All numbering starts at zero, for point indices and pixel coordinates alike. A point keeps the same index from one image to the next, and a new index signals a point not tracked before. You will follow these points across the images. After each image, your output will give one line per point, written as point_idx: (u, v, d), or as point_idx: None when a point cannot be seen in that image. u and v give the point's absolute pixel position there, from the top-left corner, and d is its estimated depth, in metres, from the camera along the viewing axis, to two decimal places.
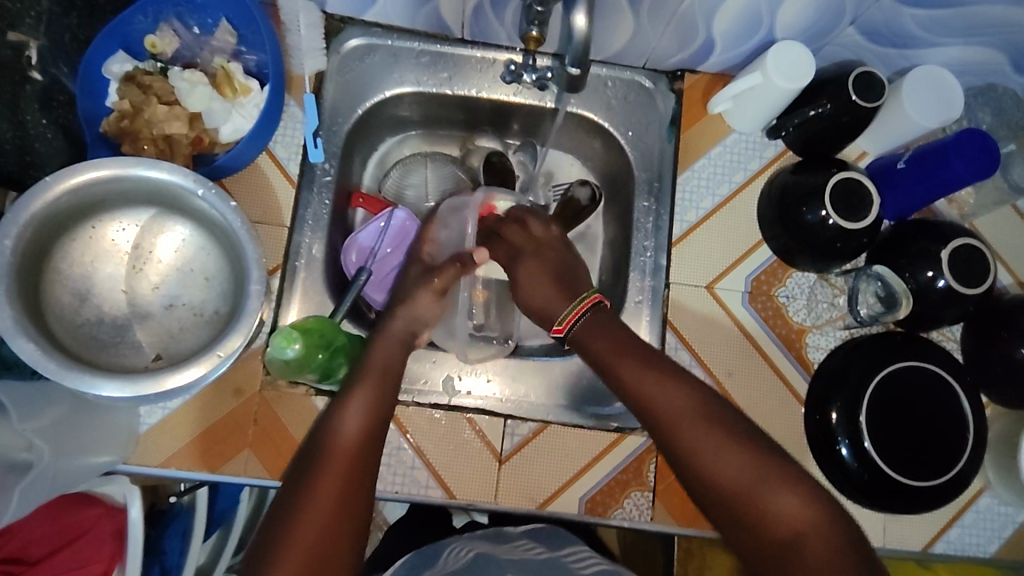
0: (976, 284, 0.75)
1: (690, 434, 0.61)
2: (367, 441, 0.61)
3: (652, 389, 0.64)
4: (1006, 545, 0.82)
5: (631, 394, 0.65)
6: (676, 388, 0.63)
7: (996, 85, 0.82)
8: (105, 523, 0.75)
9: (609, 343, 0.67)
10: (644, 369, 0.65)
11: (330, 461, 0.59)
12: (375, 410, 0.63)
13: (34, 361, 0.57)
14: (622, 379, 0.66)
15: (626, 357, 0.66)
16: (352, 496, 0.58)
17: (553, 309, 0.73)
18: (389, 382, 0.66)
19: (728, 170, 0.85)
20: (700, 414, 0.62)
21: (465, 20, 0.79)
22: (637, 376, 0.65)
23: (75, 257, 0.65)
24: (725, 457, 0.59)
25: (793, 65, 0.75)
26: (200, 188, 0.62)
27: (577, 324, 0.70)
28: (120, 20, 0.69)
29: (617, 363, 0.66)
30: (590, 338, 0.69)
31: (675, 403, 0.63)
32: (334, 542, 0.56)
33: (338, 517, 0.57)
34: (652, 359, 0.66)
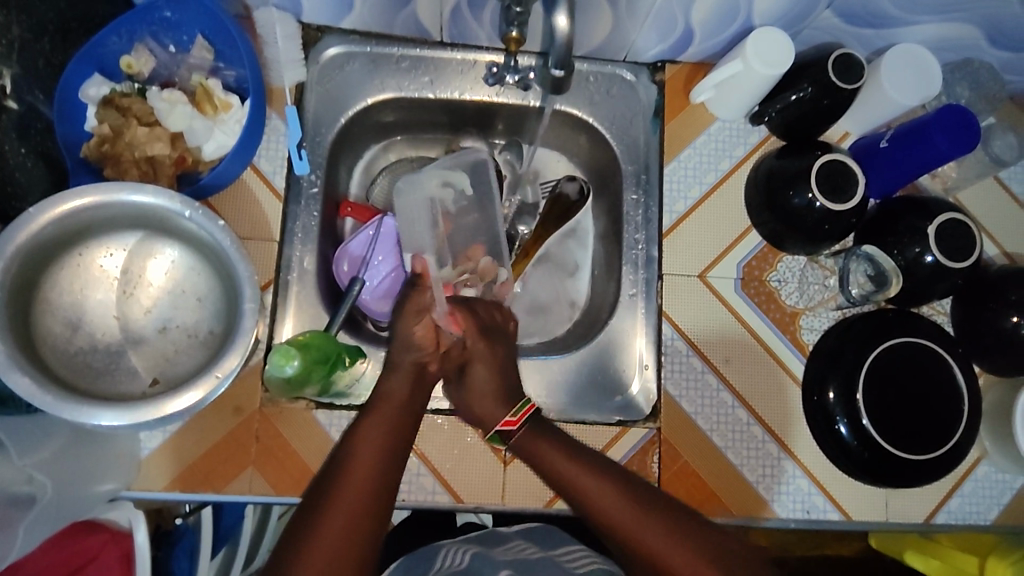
0: (963, 258, 0.76)
1: (639, 536, 0.59)
2: (403, 418, 0.65)
3: (596, 496, 0.62)
4: (1006, 512, 0.83)
5: (581, 507, 0.62)
6: (629, 500, 0.61)
7: (972, 60, 0.82)
8: (112, 548, 0.75)
9: (553, 453, 0.65)
10: (594, 477, 0.63)
11: (351, 477, 0.58)
12: (393, 432, 0.63)
13: (30, 396, 0.56)
14: (576, 494, 0.62)
15: (570, 462, 0.64)
16: (369, 521, 0.56)
17: (495, 417, 0.69)
18: (405, 412, 0.65)
19: (713, 158, 0.86)
20: (653, 518, 0.60)
21: (444, 23, 0.79)
22: (587, 484, 0.62)
23: (64, 286, 0.64)
24: (682, 563, 0.57)
25: (772, 51, 0.75)
26: (187, 209, 0.62)
27: (519, 432, 0.67)
28: (94, 42, 0.68)
29: (563, 469, 0.64)
30: (538, 451, 0.65)
31: (631, 520, 0.60)
32: (375, 509, 0.57)
33: (377, 483, 0.59)
34: (597, 462, 0.64)
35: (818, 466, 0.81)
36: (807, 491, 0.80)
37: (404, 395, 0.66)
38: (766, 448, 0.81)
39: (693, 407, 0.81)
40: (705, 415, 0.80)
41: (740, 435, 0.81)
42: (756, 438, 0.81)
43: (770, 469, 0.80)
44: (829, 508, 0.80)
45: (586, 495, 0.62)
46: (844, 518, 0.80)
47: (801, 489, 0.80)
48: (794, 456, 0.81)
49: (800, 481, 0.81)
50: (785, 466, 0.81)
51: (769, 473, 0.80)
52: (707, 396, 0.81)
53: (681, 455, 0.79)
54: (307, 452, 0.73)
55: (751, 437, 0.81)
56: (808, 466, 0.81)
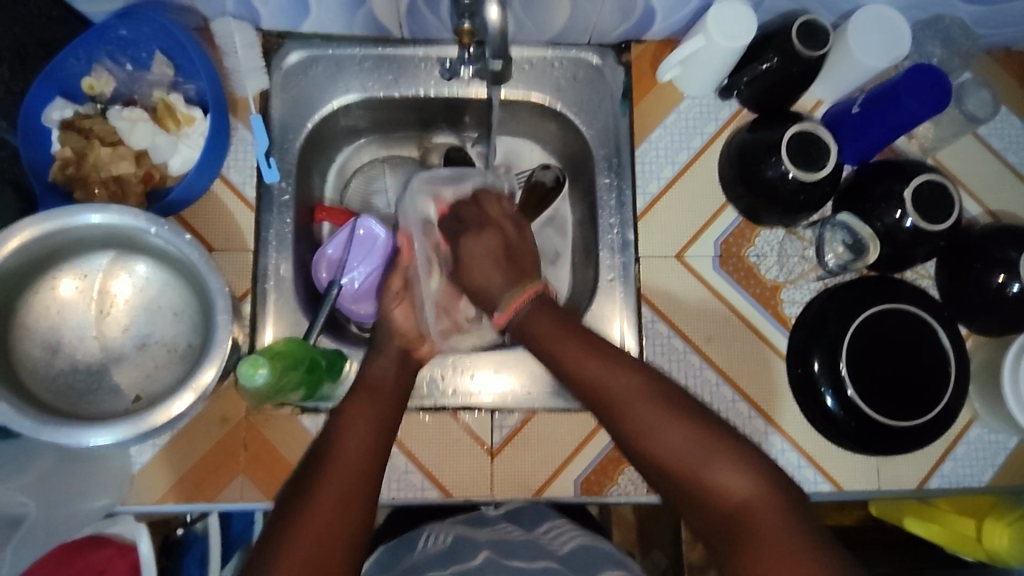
0: (942, 219, 0.75)
1: (628, 408, 0.59)
2: (389, 412, 0.65)
3: (598, 378, 0.61)
4: (1002, 472, 0.82)
5: (582, 387, 0.62)
6: (624, 378, 0.60)
7: (944, 17, 0.80)
8: (119, 562, 0.77)
9: (553, 330, 0.64)
10: (591, 354, 0.62)
11: (334, 463, 0.58)
12: (381, 423, 0.63)
13: (8, 420, 0.57)
14: (573, 372, 0.62)
15: (572, 341, 0.63)
16: (353, 492, 0.57)
17: (496, 300, 0.70)
18: (391, 403, 0.66)
19: (684, 136, 0.85)
20: (645, 395, 0.59)
21: (402, 19, 0.78)
22: (583, 363, 0.62)
23: (41, 310, 0.65)
24: (669, 438, 0.57)
25: (733, 25, 0.74)
26: (153, 226, 0.62)
27: (519, 315, 0.67)
28: (53, 66, 0.69)
29: (558, 345, 0.63)
30: (536, 330, 0.65)
31: (623, 393, 0.60)
32: (363, 479, 0.58)
33: (364, 467, 0.59)
34: (608, 352, 0.62)
35: (805, 438, 0.81)
36: (797, 465, 0.80)
37: (389, 388, 0.67)
38: (753, 424, 0.80)
39: None
40: (690, 395, 0.80)
41: (727, 412, 0.80)
42: (742, 415, 0.81)
43: (760, 445, 0.80)
44: (820, 481, 0.80)
45: (585, 373, 0.62)
46: (835, 489, 0.80)
47: (791, 464, 0.80)
48: (784, 432, 0.81)
49: (791, 455, 0.80)
50: (773, 441, 0.80)
51: (759, 449, 0.80)
52: (691, 376, 0.81)
53: None
54: (294, 457, 0.74)
55: (738, 414, 0.81)
56: (798, 441, 0.81)
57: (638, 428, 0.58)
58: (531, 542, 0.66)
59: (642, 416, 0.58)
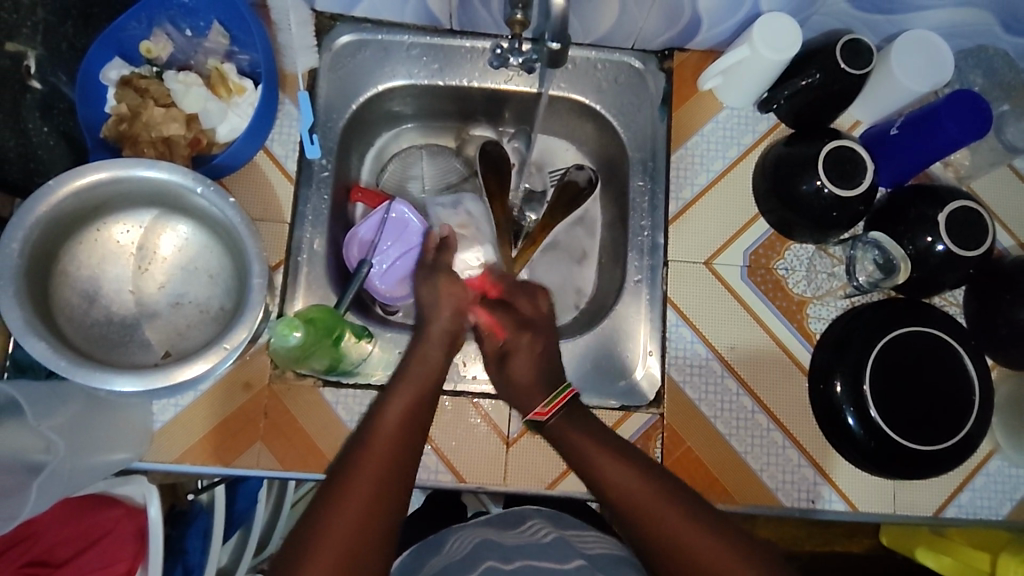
0: (976, 247, 0.75)
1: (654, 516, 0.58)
2: (427, 391, 0.66)
3: (621, 485, 0.61)
4: (1019, 507, 0.81)
5: (604, 493, 0.62)
6: (652, 485, 0.60)
7: (987, 47, 0.81)
8: (125, 525, 0.75)
9: (584, 437, 0.65)
10: (620, 462, 0.62)
11: (372, 449, 0.59)
12: (417, 403, 0.65)
13: (45, 359, 0.58)
14: (597, 477, 0.62)
15: (601, 447, 0.64)
16: (390, 485, 0.57)
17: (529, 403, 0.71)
18: (431, 384, 0.67)
19: (721, 146, 0.86)
20: (671, 500, 0.59)
21: (453, 11, 0.80)
22: (611, 469, 0.62)
23: (82, 259, 0.67)
24: (700, 546, 0.56)
25: (778, 36, 0.75)
26: (199, 186, 0.63)
27: (552, 420, 0.68)
28: (115, 26, 0.71)
29: (590, 451, 0.64)
30: (571, 434, 0.66)
31: (655, 501, 0.59)
32: (400, 468, 0.59)
33: (401, 454, 0.60)
34: (636, 459, 0.63)
35: (823, 454, 0.80)
36: (813, 481, 0.80)
37: (432, 366, 0.68)
38: (771, 437, 0.80)
39: (697, 393, 0.80)
40: (709, 402, 0.80)
41: (745, 422, 0.80)
42: (760, 427, 0.80)
43: (777, 458, 0.80)
44: (835, 499, 0.80)
45: (608, 477, 0.62)
46: (850, 508, 0.80)
47: (807, 480, 0.80)
48: (802, 447, 0.80)
49: (807, 471, 0.80)
50: (791, 455, 0.80)
51: (776, 463, 0.80)
52: (711, 384, 0.81)
53: (685, 440, 0.79)
54: (312, 427, 0.75)
55: (756, 425, 0.80)
56: (813, 455, 0.80)
57: (671, 543, 0.57)
58: (561, 544, 0.66)
59: (669, 522, 0.58)
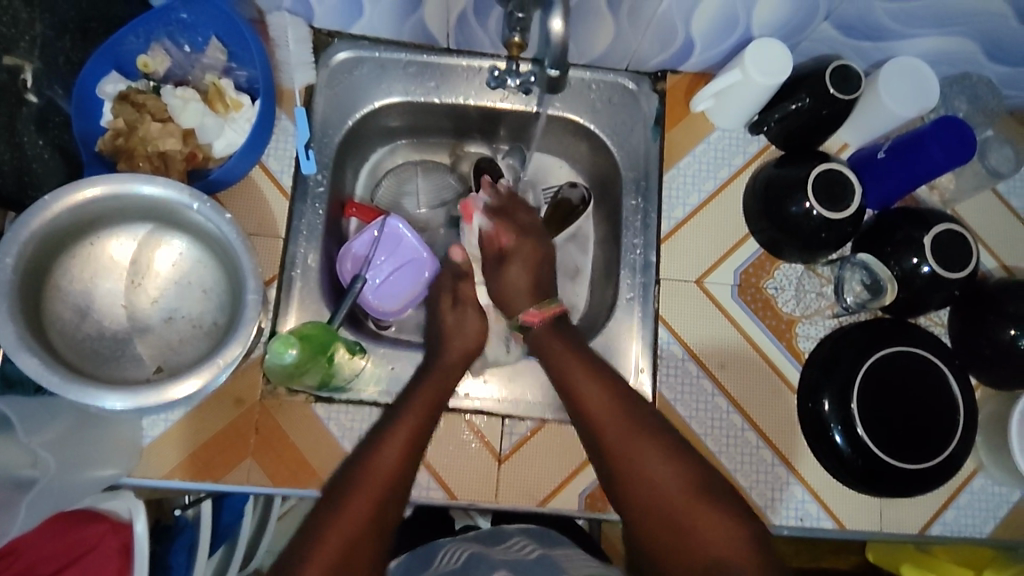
0: (959, 268, 0.76)
1: (627, 448, 0.64)
2: (430, 416, 0.68)
3: (600, 410, 0.67)
4: (1002, 526, 0.82)
5: (585, 426, 0.67)
6: (627, 416, 0.66)
7: (971, 74, 0.83)
8: (111, 540, 0.72)
9: (566, 356, 0.71)
10: (596, 382, 0.68)
11: (370, 472, 0.62)
12: (421, 430, 0.66)
13: (36, 375, 0.58)
14: (579, 405, 0.68)
15: (584, 366, 0.70)
16: (384, 509, 0.60)
17: (520, 305, 0.78)
18: (434, 410, 0.69)
19: (712, 166, 0.87)
20: (644, 432, 0.64)
21: (450, 29, 0.81)
22: (589, 385, 0.68)
23: (74, 273, 0.66)
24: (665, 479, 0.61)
25: (770, 62, 0.77)
26: (195, 202, 0.64)
27: (540, 328, 0.74)
28: (112, 41, 0.71)
29: (571, 365, 0.70)
30: (551, 346, 0.73)
31: (621, 427, 0.65)
32: (396, 491, 0.62)
33: (398, 478, 0.62)
34: (614, 389, 0.68)
35: (810, 473, 0.81)
36: (801, 498, 0.81)
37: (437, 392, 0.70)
38: (760, 454, 0.81)
39: (687, 410, 0.81)
40: (699, 419, 0.81)
41: (734, 440, 0.81)
42: (750, 444, 0.81)
43: (765, 475, 0.81)
44: (822, 517, 0.80)
45: (589, 404, 0.67)
46: (837, 526, 0.80)
47: (795, 497, 0.80)
48: (790, 465, 0.81)
49: (795, 488, 0.81)
50: (779, 472, 0.81)
51: (764, 480, 0.80)
52: (701, 401, 0.81)
53: None
54: (303, 442, 0.74)
55: (745, 443, 0.81)
56: (802, 473, 0.81)
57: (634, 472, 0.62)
58: (544, 559, 0.67)
59: (642, 454, 0.63)
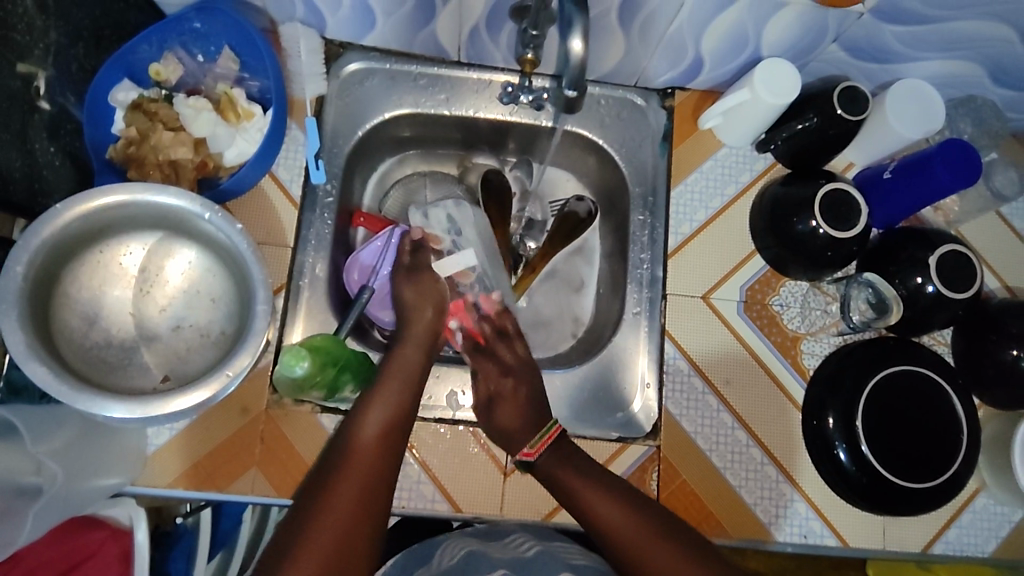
0: (965, 289, 0.77)
1: (647, 552, 0.62)
2: (401, 393, 0.69)
3: (607, 515, 0.66)
4: (1003, 545, 0.83)
5: (594, 528, 0.66)
6: (636, 517, 0.65)
7: (976, 97, 0.84)
8: (111, 546, 0.72)
9: (574, 480, 0.70)
10: (604, 495, 0.68)
11: (351, 463, 0.62)
12: (396, 412, 0.67)
13: (46, 384, 0.57)
14: (587, 514, 0.67)
15: (590, 485, 0.69)
16: (369, 500, 0.60)
17: (516, 444, 0.74)
18: (407, 389, 0.70)
19: (719, 183, 0.88)
20: (657, 532, 0.64)
21: (461, 43, 0.81)
22: (598, 502, 0.67)
23: (83, 280, 0.66)
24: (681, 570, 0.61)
25: (777, 81, 0.77)
26: (207, 212, 0.63)
27: (540, 460, 0.73)
28: (125, 49, 0.71)
29: (579, 490, 0.69)
30: (559, 477, 0.71)
31: (637, 532, 0.64)
32: (378, 479, 0.62)
33: (380, 468, 0.63)
34: (622, 496, 0.68)
35: (815, 490, 0.81)
36: (805, 515, 0.81)
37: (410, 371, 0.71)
38: (764, 470, 0.81)
39: (692, 426, 0.81)
40: (704, 435, 0.81)
41: (738, 456, 0.81)
42: (754, 460, 0.81)
43: (769, 492, 0.81)
44: (826, 534, 0.81)
45: (597, 512, 0.67)
46: (840, 544, 0.81)
47: (798, 514, 0.81)
48: (793, 481, 0.81)
49: (799, 506, 0.81)
50: (783, 489, 0.81)
51: (768, 496, 0.80)
52: (706, 417, 0.82)
53: (681, 473, 0.80)
54: (308, 452, 0.74)
55: (749, 459, 0.81)
56: (806, 490, 0.81)
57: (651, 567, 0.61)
58: (543, 556, 0.66)
59: (657, 552, 0.62)
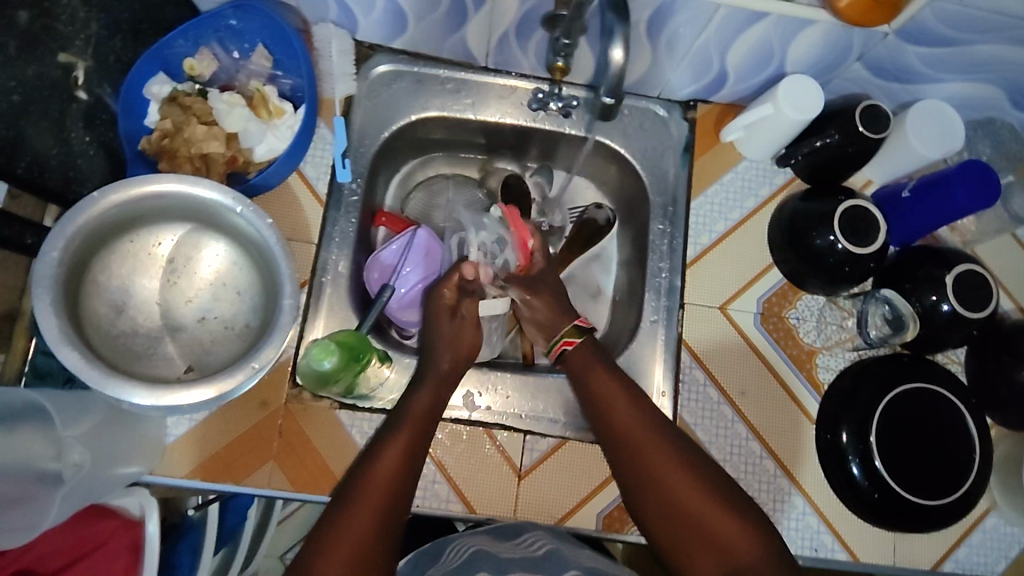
0: (980, 309, 0.78)
1: (655, 461, 0.66)
2: (429, 415, 0.68)
3: (626, 422, 0.68)
4: (1013, 565, 0.83)
5: (608, 430, 0.69)
6: (650, 427, 0.68)
7: (995, 120, 0.86)
8: (122, 536, 0.70)
9: (600, 385, 0.71)
10: (626, 401, 0.70)
11: (372, 474, 0.62)
12: (419, 432, 0.67)
13: (76, 369, 0.58)
14: (605, 414, 0.70)
15: (614, 389, 0.70)
16: (388, 515, 0.60)
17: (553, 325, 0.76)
18: (434, 413, 0.69)
19: (739, 196, 0.89)
20: (669, 449, 0.66)
21: (490, 49, 0.83)
22: (619, 407, 0.69)
23: (114, 269, 0.67)
24: (684, 488, 0.64)
25: (802, 97, 0.78)
26: (239, 205, 0.64)
27: (575, 351, 0.74)
28: (162, 43, 0.72)
29: (598, 390, 0.71)
30: (584, 371, 0.72)
31: (655, 453, 0.66)
32: (397, 493, 0.62)
33: (402, 482, 0.62)
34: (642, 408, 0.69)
35: (827, 504, 0.82)
36: (816, 529, 0.81)
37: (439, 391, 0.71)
38: (776, 482, 0.82)
39: (707, 436, 0.82)
40: (718, 445, 0.82)
41: (752, 467, 0.82)
42: (767, 472, 0.82)
43: (781, 504, 0.81)
44: (837, 548, 0.81)
45: (616, 416, 0.69)
46: (850, 558, 0.81)
47: (810, 528, 0.81)
48: (805, 494, 0.82)
49: (810, 519, 0.81)
50: (795, 502, 0.81)
51: (780, 508, 0.81)
52: (720, 427, 0.82)
53: None
54: (325, 447, 0.75)
55: (762, 470, 0.82)
56: (817, 504, 0.82)
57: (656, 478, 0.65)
58: (557, 556, 0.66)
59: (668, 471, 0.65)
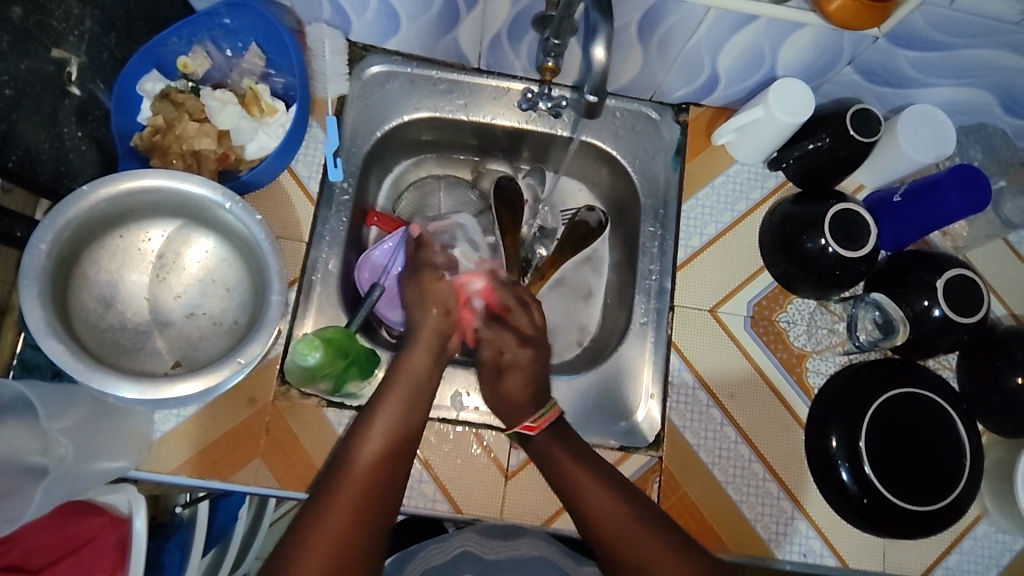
0: (971, 314, 0.77)
1: (626, 537, 0.65)
2: (413, 397, 0.69)
3: (589, 498, 0.67)
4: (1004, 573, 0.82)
5: (576, 510, 0.67)
6: (619, 502, 0.67)
7: (986, 125, 0.86)
8: (108, 534, 0.70)
9: (560, 467, 0.70)
10: (593, 481, 0.68)
11: (349, 475, 0.61)
12: (402, 421, 0.67)
13: (61, 361, 0.58)
14: (572, 497, 0.68)
15: (578, 469, 0.69)
16: (365, 513, 0.60)
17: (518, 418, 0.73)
18: (418, 390, 0.70)
19: (730, 199, 0.89)
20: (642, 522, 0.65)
21: (482, 51, 0.83)
22: (586, 487, 0.68)
23: (103, 263, 0.67)
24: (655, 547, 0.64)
25: (793, 103, 0.79)
26: (228, 201, 0.65)
27: (540, 436, 0.72)
28: (155, 41, 0.72)
29: (566, 469, 0.69)
30: (550, 454, 0.71)
31: (626, 527, 0.65)
32: (378, 486, 0.62)
33: (385, 479, 0.63)
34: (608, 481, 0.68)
35: (816, 509, 0.81)
36: (805, 534, 0.80)
37: (421, 369, 0.72)
38: (766, 486, 0.81)
39: (695, 438, 0.82)
40: (707, 448, 0.81)
41: (741, 471, 0.81)
42: (756, 476, 0.81)
43: (770, 508, 0.81)
44: (826, 554, 0.80)
45: (584, 500, 0.67)
46: (839, 564, 0.80)
47: (799, 532, 0.80)
48: (795, 498, 0.81)
49: (800, 523, 0.81)
50: (784, 506, 0.81)
51: (768, 512, 0.80)
52: (710, 430, 0.82)
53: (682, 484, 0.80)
54: (312, 445, 0.74)
55: (751, 474, 0.81)
56: (807, 508, 0.81)
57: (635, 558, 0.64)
58: None
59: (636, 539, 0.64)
